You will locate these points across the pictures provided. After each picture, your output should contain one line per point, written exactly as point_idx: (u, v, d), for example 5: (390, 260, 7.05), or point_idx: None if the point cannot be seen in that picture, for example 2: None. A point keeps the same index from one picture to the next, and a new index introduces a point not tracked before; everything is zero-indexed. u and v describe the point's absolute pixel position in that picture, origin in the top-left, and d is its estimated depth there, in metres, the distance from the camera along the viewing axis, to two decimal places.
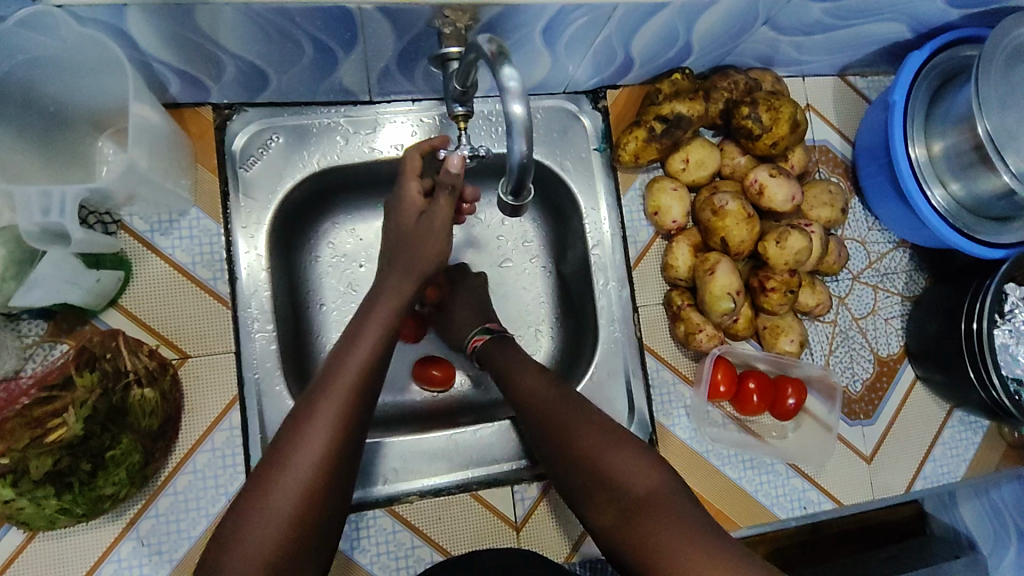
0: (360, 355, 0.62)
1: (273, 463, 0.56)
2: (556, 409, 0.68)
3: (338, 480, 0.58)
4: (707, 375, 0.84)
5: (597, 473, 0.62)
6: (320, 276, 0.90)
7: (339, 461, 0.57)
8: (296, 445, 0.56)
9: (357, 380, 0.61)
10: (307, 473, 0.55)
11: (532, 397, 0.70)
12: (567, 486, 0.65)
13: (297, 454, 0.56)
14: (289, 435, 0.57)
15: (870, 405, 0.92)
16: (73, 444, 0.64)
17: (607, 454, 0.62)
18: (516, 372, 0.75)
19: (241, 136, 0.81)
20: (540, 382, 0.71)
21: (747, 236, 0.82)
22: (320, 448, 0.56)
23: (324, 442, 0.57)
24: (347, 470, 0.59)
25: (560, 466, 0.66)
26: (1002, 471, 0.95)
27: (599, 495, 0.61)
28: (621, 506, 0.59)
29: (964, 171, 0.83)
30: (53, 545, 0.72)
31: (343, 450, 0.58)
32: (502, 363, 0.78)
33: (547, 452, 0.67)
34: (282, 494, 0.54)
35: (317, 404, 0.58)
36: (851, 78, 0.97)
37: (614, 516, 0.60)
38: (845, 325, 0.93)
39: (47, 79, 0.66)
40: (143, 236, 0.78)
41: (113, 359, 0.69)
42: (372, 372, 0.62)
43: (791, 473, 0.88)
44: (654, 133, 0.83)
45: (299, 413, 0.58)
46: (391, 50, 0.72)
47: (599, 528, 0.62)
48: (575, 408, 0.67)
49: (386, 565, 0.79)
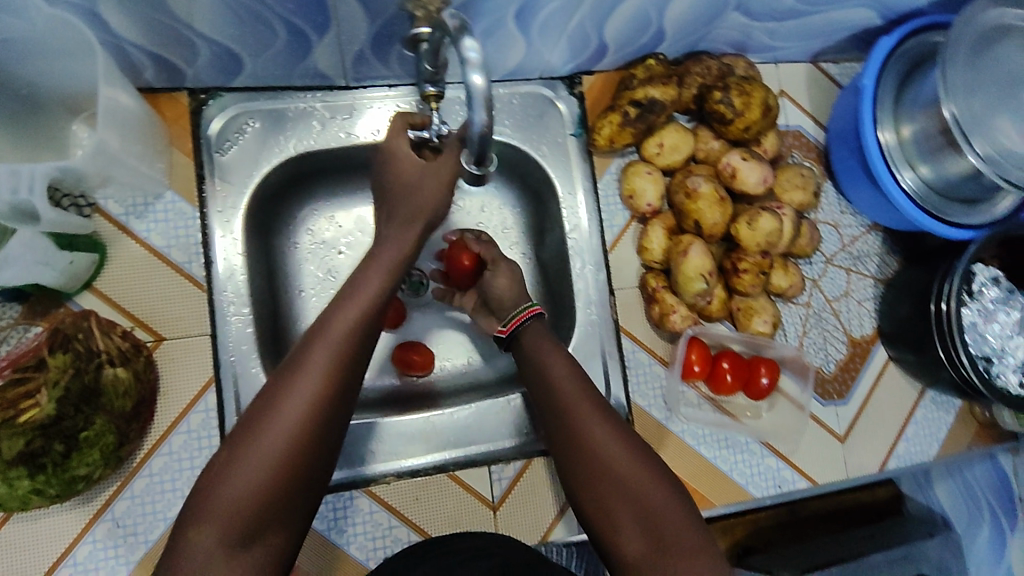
0: (359, 303, 0.57)
1: (248, 426, 0.52)
2: (583, 421, 0.65)
3: (320, 446, 0.54)
4: (681, 355, 0.86)
5: (626, 499, 0.60)
6: (299, 261, 0.90)
7: (320, 424, 0.53)
8: (282, 399, 0.53)
9: (355, 331, 0.56)
10: (290, 430, 0.52)
11: (562, 399, 0.68)
12: (582, 507, 0.64)
13: (281, 409, 0.52)
14: (278, 389, 0.53)
15: (844, 385, 0.93)
16: (45, 426, 0.64)
17: (641, 483, 0.61)
18: (547, 365, 0.71)
19: (217, 120, 0.80)
20: (573, 383, 0.69)
21: (719, 218, 0.83)
22: (307, 402, 0.53)
23: (312, 397, 0.53)
24: (339, 425, 0.55)
25: (581, 485, 0.64)
26: (975, 448, 0.98)
27: (620, 523, 0.60)
28: (647, 539, 0.58)
29: (932, 153, 0.84)
30: (28, 526, 0.72)
31: (335, 404, 0.54)
32: (533, 348, 0.75)
33: (569, 461, 0.65)
34: (264, 451, 0.51)
35: (309, 357, 0.54)
36: (824, 65, 0.98)
37: (635, 546, 0.59)
38: (819, 307, 0.94)
39: (18, 62, 0.66)
40: (118, 219, 0.78)
41: (85, 340, 0.68)
42: (374, 319, 0.57)
43: (766, 451, 0.89)
44: (628, 118, 0.84)
45: (289, 364, 0.55)
46: (364, 33, 0.73)
47: (615, 557, 0.60)
48: (606, 420, 0.65)
49: (364, 545, 0.80)
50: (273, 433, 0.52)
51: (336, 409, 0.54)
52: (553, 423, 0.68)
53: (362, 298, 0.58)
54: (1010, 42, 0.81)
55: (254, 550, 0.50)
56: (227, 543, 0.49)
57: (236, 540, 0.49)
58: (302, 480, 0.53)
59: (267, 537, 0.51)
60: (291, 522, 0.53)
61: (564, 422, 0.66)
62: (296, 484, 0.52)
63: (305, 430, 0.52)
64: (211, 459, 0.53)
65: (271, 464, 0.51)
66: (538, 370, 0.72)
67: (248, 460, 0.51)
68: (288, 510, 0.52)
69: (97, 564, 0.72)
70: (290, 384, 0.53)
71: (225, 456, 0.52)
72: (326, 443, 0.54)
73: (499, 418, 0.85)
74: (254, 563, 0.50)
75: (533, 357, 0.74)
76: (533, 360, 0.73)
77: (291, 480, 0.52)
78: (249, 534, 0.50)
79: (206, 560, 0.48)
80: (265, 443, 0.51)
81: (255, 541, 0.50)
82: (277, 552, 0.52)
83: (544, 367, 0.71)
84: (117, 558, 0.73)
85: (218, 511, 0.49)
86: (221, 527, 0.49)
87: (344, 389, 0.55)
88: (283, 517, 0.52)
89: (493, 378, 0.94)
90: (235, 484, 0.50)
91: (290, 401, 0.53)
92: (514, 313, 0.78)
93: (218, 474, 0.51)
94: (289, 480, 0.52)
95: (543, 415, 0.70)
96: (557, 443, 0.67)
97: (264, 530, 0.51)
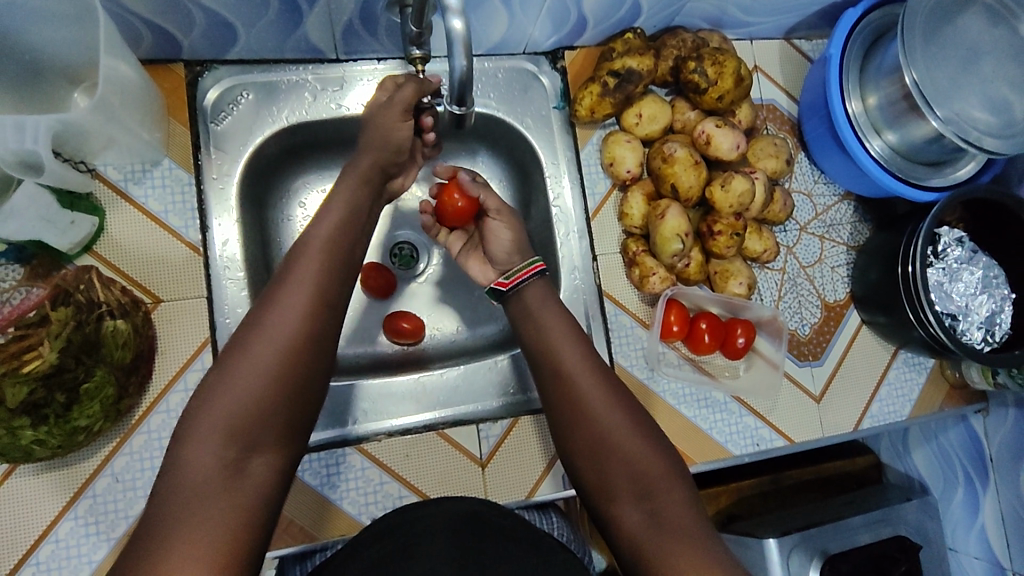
0: (321, 242, 0.64)
1: (237, 350, 0.58)
2: (588, 387, 0.70)
3: (306, 373, 0.60)
4: (660, 316, 0.90)
5: (626, 474, 0.66)
6: (292, 232, 0.93)
7: (303, 353, 0.59)
8: (266, 328, 0.59)
9: (323, 267, 0.63)
10: (274, 351, 0.58)
11: (566, 372, 0.71)
12: (584, 477, 0.69)
13: (265, 335, 0.59)
14: (260, 320, 0.60)
15: (819, 347, 0.97)
16: (48, 376, 0.66)
17: (639, 457, 0.66)
18: (548, 329, 0.74)
19: (214, 90, 0.85)
20: (578, 357, 0.72)
21: (695, 181, 0.87)
22: (287, 329, 0.59)
23: (291, 323, 0.59)
24: (319, 350, 0.61)
25: (583, 455, 0.68)
26: (946, 410, 1.00)
27: (619, 487, 0.66)
28: (645, 511, 0.64)
29: (896, 120, 0.89)
30: (31, 481, 0.74)
31: (314, 330, 0.60)
32: (524, 313, 0.77)
33: (570, 428, 0.70)
34: (254, 372, 0.57)
35: (285, 292, 0.61)
36: (797, 42, 1.02)
37: (633, 506, 0.65)
38: (793, 273, 0.98)
39: (22, 26, 0.69)
40: (117, 185, 0.81)
41: (87, 292, 0.72)
42: (339, 257, 0.65)
43: (743, 410, 0.92)
44: (607, 88, 0.87)
45: (267, 299, 0.61)
46: (353, 3, 0.76)
47: (614, 526, 0.66)
48: (608, 387, 0.70)
49: (356, 500, 0.82)
50: (261, 359, 0.58)
51: (315, 334, 0.60)
52: (557, 394, 0.71)
53: (323, 238, 0.65)
54: (968, 14, 0.86)
55: (251, 465, 0.55)
56: (224, 457, 0.54)
57: (233, 455, 0.55)
58: (288, 400, 0.58)
59: (261, 455, 0.56)
60: (283, 443, 0.58)
61: (567, 394, 0.70)
62: (283, 402, 0.58)
63: (286, 353, 0.58)
64: (200, 385, 0.58)
65: (260, 386, 0.57)
66: (540, 340, 0.74)
67: (239, 382, 0.57)
68: (278, 430, 0.58)
69: (98, 517, 0.75)
70: (271, 314, 0.60)
71: (214, 380, 0.57)
72: (309, 366, 0.60)
73: (486, 379, 0.89)
74: (250, 479, 0.55)
75: (534, 325, 0.76)
76: (529, 328, 0.76)
77: (279, 398, 0.58)
78: (243, 450, 0.55)
79: (204, 472, 0.53)
80: (255, 367, 0.57)
81: (251, 458, 0.56)
82: (273, 470, 0.57)
83: (546, 338, 0.74)
84: (118, 511, 0.75)
85: (213, 428, 0.55)
86: (216, 442, 0.54)
87: (320, 317, 0.61)
88: (274, 437, 0.57)
89: (481, 344, 0.97)
90: (227, 402, 0.56)
91: (272, 328, 0.59)
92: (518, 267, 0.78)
93: (210, 396, 0.56)
94: (276, 399, 0.57)
95: (544, 385, 0.73)
96: (560, 414, 0.71)
97: (257, 447, 0.56)
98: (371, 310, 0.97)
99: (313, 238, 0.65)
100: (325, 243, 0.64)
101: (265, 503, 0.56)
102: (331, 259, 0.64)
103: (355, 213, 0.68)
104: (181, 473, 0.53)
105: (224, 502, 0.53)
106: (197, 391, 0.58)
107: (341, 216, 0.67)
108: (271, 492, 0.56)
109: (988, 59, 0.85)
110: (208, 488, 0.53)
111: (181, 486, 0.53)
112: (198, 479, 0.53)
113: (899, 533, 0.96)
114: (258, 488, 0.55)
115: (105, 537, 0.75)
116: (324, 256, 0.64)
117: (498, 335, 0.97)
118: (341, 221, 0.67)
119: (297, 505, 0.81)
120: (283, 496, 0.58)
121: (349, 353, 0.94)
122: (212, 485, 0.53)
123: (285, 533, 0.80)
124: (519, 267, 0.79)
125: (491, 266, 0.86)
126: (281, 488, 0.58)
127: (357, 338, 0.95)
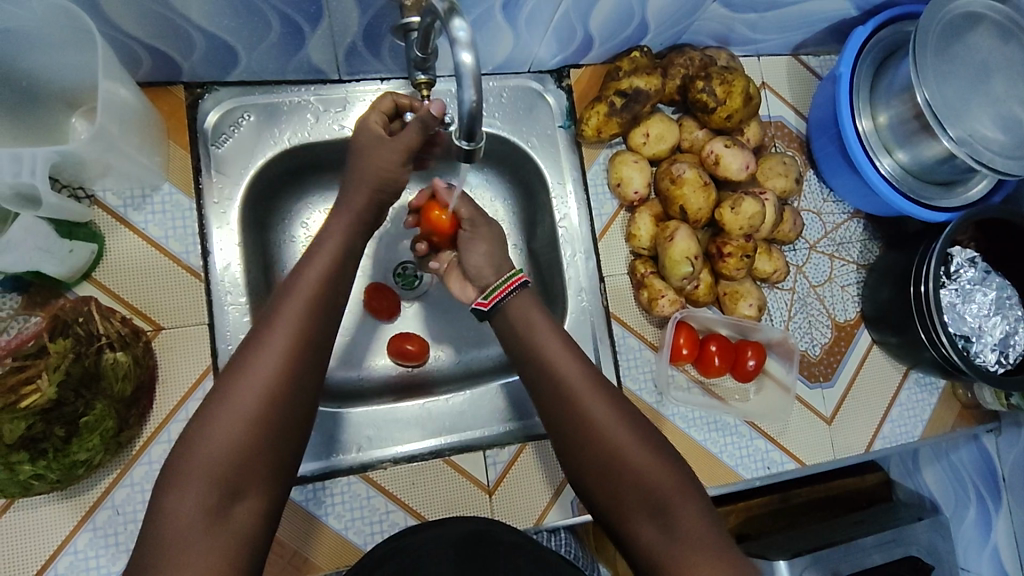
0: (304, 279, 0.63)
1: (219, 394, 0.57)
2: (594, 404, 0.67)
3: (291, 413, 0.58)
4: (670, 339, 0.89)
5: (637, 488, 0.63)
6: (293, 253, 0.92)
7: (289, 392, 0.58)
8: (248, 372, 0.58)
9: (308, 305, 0.62)
10: (257, 395, 0.57)
11: (569, 389, 0.68)
12: (594, 496, 0.66)
13: (248, 379, 0.57)
14: (243, 363, 0.58)
15: (829, 368, 0.95)
16: (46, 410, 0.65)
17: (649, 469, 0.64)
18: (546, 343, 0.70)
19: (214, 113, 0.83)
20: (577, 369, 0.69)
21: (704, 203, 0.86)
22: (270, 370, 0.58)
23: (274, 366, 0.58)
24: (302, 391, 0.59)
25: (590, 473, 0.66)
26: (958, 430, 0.98)
27: (634, 507, 0.63)
28: (659, 527, 0.62)
29: (907, 138, 0.87)
30: (29, 514, 0.72)
31: (297, 371, 0.59)
32: (519, 333, 0.72)
33: (575, 449, 0.67)
34: (236, 417, 0.56)
35: (270, 331, 0.60)
36: (804, 57, 1.01)
37: (649, 523, 0.63)
38: (803, 292, 0.97)
39: (17, 51, 0.67)
40: (117, 211, 0.79)
41: (85, 324, 0.70)
42: (325, 292, 0.63)
43: (753, 433, 0.90)
44: (614, 108, 0.86)
45: (252, 337, 0.60)
46: (356, 25, 0.75)
47: (630, 542, 0.64)
48: (613, 405, 0.67)
49: (360, 530, 0.81)
50: (243, 405, 0.56)
51: (297, 373, 0.59)
52: (560, 412, 0.68)
53: (310, 273, 0.64)
54: (979, 31, 0.85)
55: (234, 511, 0.55)
56: (206, 503, 0.53)
57: (215, 502, 0.54)
58: (271, 444, 0.57)
59: (245, 501, 0.55)
60: (268, 489, 0.57)
61: (571, 410, 0.67)
62: (265, 443, 0.57)
63: (269, 396, 0.57)
64: (184, 429, 0.57)
65: (241, 430, 0.56)
66: (535, 356, 0.70)
67: (221, 426, 0.56)
68: (263, 473, 0.56)
69: (98, 550, 0.73)
70: (254, 358, 0.58)
71: (198, 425, 0.56)
72: (293, 405, 0.58)
73: (491, 405, 0.88)
74: (236, 524, 0.54)
75: (528, 337, 0.72)
76: (522, 339, 0.72)
77: (262, 442, 0.56)
78: (227, 497, 0.54)
79: (186, 521, 0.53)
80: (237, 413, 0.56)
81: (235, 504, 0.55)
82: (258, 515, 0.56)
83: (546, 353, 0.70)
84: (118, 545, 0.74)
85: (196, 475, 0.54)
86: (198, 490, 0.54)
87: (303, 352, 0.60)
88: (258, 482, 0.56)
89: (486, 366, 0.95)
90: (209, 450, 0.55)
91: (255, 373, 0.58)
92: (497, 285, 0.75)
93: (192, 443, 0.55)
94: (260, 440, 0.56)
95: (545, 402, 0.70)
96: (563, 435, 0.68)
97: (240, 493, 0.55)
98: (374, 334, 0.95)
99: (301, 278, 0.63)
100: (309, 277, 0.63)
101: (251, 547, 0.55)
102: (318, 288, 0.63)
103: (349, 241, 0.68)
104: (163, 523, 0.53)
105: (207, 550, 0.52)
106: (181, 436, 0.57)
107: (334, 242, 0.67)
108: (257, 536, 0.56)
109: (998, 76, 0.84)
110: (191, 537, 0.52)
111: (164, 533, 0.52)
112: (180, 528, 0.52)
113: (911, 554, 0.95)
114: (243, 533, 0.55)
115: (106, 571, 0.73)
116: (312, 283, 0.63)
117: (503, 357, 0.95)
118: (334, 262, 0.65)
119: (288, 524, 0.79)
120: (269, 537, 0.57)
121: (353, 376, 0.93)
122: (195, 535, 0.52)
123: (287, 563, 0.78)
124: (499, 283, 0.76)
125: (478, 275, 0.80)
126: (268, 529, 0.57)
127: (361, 361, 0.94)
